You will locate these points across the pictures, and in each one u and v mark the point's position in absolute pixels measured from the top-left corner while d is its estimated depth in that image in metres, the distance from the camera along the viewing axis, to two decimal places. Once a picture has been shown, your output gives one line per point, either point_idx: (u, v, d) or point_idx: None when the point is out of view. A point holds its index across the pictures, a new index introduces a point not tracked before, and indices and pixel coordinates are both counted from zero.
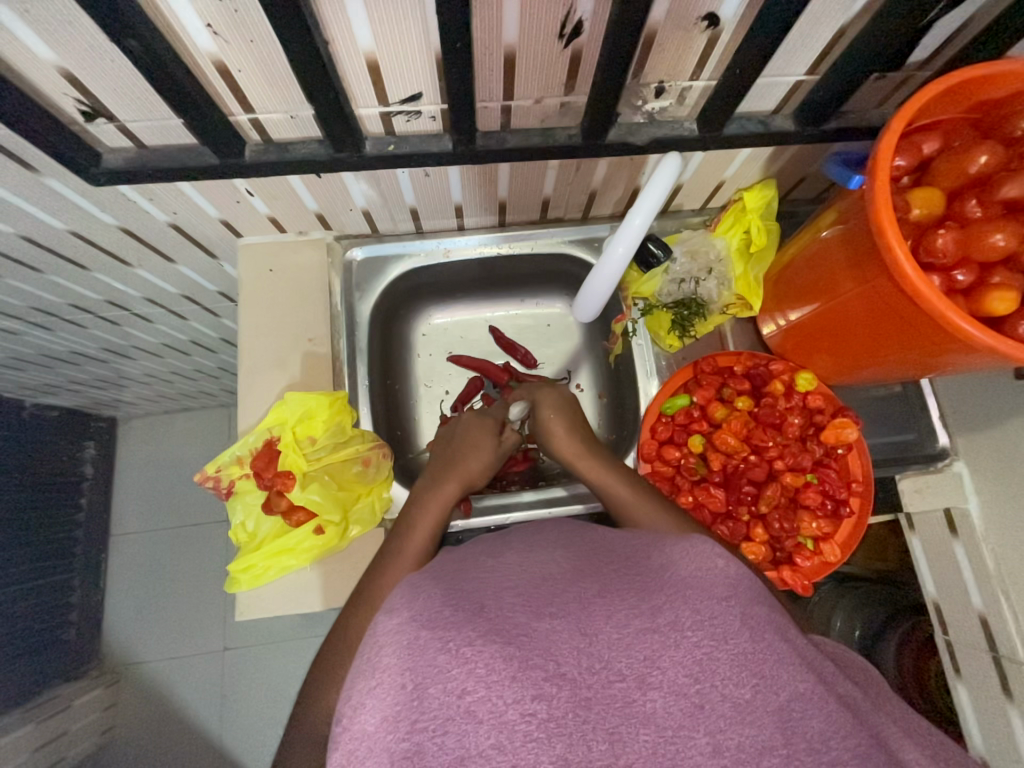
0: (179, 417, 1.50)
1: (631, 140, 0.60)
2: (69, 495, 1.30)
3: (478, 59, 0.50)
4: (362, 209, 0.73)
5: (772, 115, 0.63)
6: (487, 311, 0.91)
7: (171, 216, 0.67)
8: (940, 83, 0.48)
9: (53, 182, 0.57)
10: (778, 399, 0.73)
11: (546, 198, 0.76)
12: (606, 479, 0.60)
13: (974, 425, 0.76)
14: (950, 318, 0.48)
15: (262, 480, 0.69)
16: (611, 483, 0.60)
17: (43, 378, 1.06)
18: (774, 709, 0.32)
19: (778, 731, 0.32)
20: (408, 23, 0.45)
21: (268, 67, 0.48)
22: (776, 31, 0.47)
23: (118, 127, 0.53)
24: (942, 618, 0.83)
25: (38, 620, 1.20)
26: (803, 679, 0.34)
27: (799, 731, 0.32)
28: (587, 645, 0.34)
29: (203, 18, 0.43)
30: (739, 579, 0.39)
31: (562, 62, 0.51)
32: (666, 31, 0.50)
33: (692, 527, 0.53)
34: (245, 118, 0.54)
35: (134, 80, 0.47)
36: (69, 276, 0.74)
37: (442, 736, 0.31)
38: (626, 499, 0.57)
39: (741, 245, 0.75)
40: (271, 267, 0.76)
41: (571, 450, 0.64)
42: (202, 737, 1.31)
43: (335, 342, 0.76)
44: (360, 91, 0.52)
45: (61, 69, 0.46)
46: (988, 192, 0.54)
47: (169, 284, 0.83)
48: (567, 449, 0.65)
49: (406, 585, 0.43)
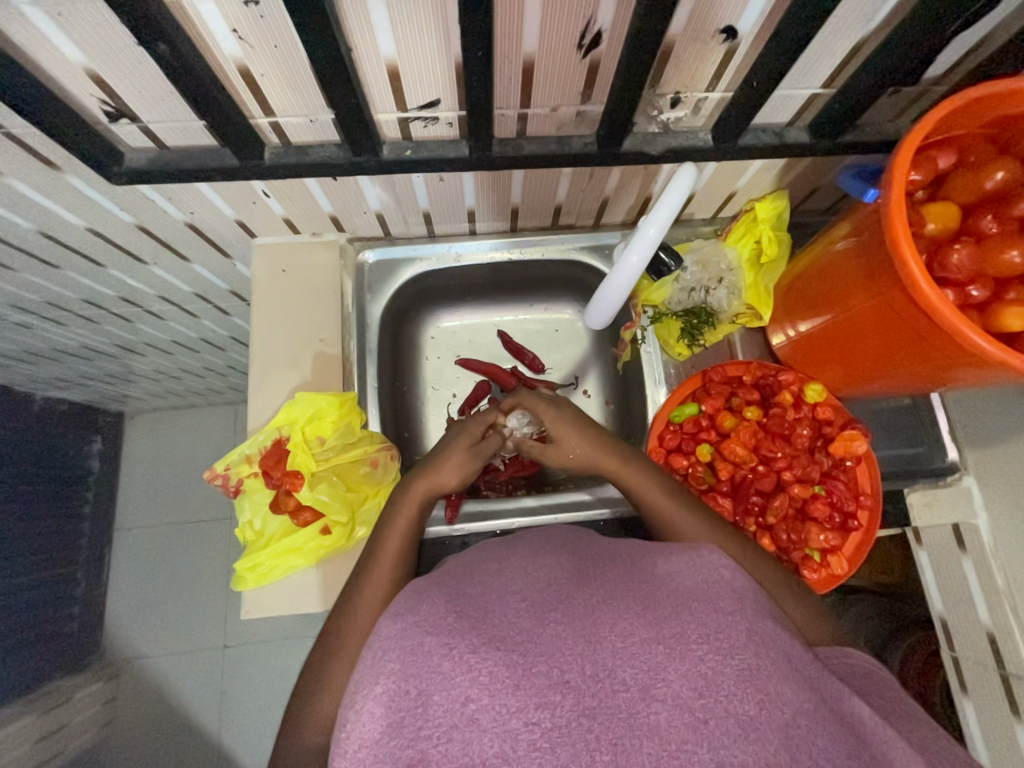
0: (186, 414, 1.50)
1: (646, 149, 0.61)
2: (75, 489, 1.31)
3: (498, 67, 0.50)
4: (376, 212, 0.74)
5: (787, 127, 0.64)
6: (496, 315, 0.91)
7: (188, 215, 0.67)
8: (958, 98, 0.48)
9: (74, 179, 0.58)
10: (787, 409, 0.73)
11: (559, 205, 0.76)
12: (640, 483, 0.60)
13: (983, 440, 0.76)
14: (963, 333, 0.48)
15: (270, 479, 0.70)
16: (645, 487, 0.60)
17: (54, 372, 1.07)
18: (777, 727, 0.32)
19: (782, 748, 0.31)
20: (431, 31, 0.45)
21: (290, 72, 0.49)
22: (795, 44, 0.47)
23: (140, 128, 0.54)
24: (948, 634, 0.83)
25: (42, 613, 1.20)
26: (809, 696, 0.34)
27: (805, 749, 0.31)
28: (591, 652, 0.34)
29: (229, 23, 0.43)
30: (746, 593, 0.39)
31: (581, 71, 0.52)
32: (685, 42, 0.50)
33: (716, 536, 0.55)
34: (265, 121, 0.55)
35: (158, 82, 0.48)
36: (84, 272, 0.75)
37: (446, 744, 0.32)
38: (665, 505, 0.58)
39: (753, 255, 0.77)
40: (284, 268, 0.77)
41: (588, 452, 0.63)
42: (200, 734, 1.31)
43: (346, 343, 0.76)
44: (380, 96, 0.53)
45: (88, 71, 0.46)
46: (1004, 208, 0.54)
47: (182, 282, 0.84)
48: (585, 451, 0.63)
49: (412, 588, 0.43)
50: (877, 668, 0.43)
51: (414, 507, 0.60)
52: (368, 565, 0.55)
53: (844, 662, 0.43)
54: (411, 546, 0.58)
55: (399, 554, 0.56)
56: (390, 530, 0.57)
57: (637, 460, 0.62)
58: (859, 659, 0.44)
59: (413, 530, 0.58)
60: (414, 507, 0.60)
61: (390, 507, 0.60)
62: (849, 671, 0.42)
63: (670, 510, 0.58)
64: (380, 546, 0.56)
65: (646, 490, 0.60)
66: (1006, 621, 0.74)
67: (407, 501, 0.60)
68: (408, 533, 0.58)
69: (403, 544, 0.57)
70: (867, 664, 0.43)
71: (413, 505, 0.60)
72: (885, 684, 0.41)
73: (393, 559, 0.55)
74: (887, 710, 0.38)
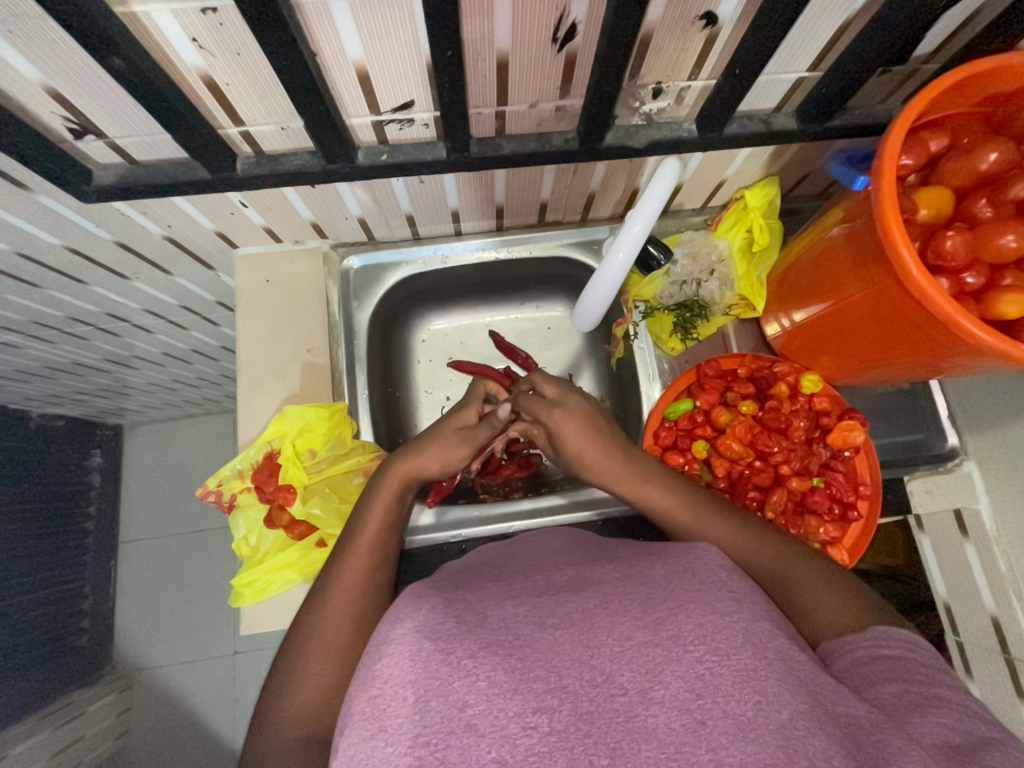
0: (183, 424, 1.50)
1: (630, 142, 0.59)
2: (77, 504, 1.30)
3: (470, 65, 0.49)
4: (358, 217, 0.72)
5: (774, 114, 0.62)
6: (487, 315, 0.90)
7: (166, 229, 0.66)
8: (940, 83, 0.47)
9: (45, 199, 0.57)
10: (783, 402, 0.73)
11: (544, 202, 0.75)
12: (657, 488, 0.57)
13: (983, 424, 0.75)
14: (959, 323, 0.47)
15: (262, 493, 0.69)
16: (665, 497, 0.57)
17: (48, 389, 1.06)
18: (775, 728, 0.31)
19: (780, 749, 0.30)
20: (398, 30, 0.44)
21: (256, 80, 0.47)
22: (775, 29, 0.46)
23: (107, 144, 0.52)
24: (952, 619, 0.82)
25: (51, 628, 1.20)
26: (806, 695, 0.33)
27: (804, 749, 0.30)
28: (589, 657, 0.34)
29: (188, 33, 0.42)
30: (743, 594, 0.38)
31: (557, 65, 0.50)
32: (664, 30, 0.48)
33: (739, 531, 0.53)
34: (235, 131, 0.54)
35: (121, 97, 0.47)
36: (68, 291, 0.74)
37: (443, 751, 0.30)
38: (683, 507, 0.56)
39: (744, 245, 0.75)
40: (268, 277, 0.76)
41: (591, 453, 0.58)
42: (215, 739, 1.31)
43: (335, 352, 0.75)
44: (352, 101, 0.52)
45: (48, 89, 0.45)
46: (999, 191, 0.52)
47: (167, 295, 0.83)
48: (588, 452, 0.59)
49: (410, 593, 0.42)
50: (914, 652, 0.41)
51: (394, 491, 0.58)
52: (345, 546, 0.54)
53: (878, 650, 0.42)
54: (393, 530, 0.57)
55: (380, 534, 0.55)
56: (368, 518, 0.56)
57: (653, 471, 0.59)
58: (893, 645, 0.42)
59: (393, 517, 0.57)
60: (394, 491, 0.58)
61: (371, 488, 0.59)
62: (883, 663, 0.40)
63: (702, 515, 0.55)
64: (360, 526, 0.55)
65: (670, 503, 0.56)
66: (1009, 605, 0.74)
67: (386, 484, 0.58)
68: (387, 519, 0.56)
69: (381, 530, 0.56)
70: (905, 649, 0.41)
71: (394, 490, 0.58)
72: (921, 671, 0.39)
73: (370, 546, 0.54)
74: (914, 698, 0.37)
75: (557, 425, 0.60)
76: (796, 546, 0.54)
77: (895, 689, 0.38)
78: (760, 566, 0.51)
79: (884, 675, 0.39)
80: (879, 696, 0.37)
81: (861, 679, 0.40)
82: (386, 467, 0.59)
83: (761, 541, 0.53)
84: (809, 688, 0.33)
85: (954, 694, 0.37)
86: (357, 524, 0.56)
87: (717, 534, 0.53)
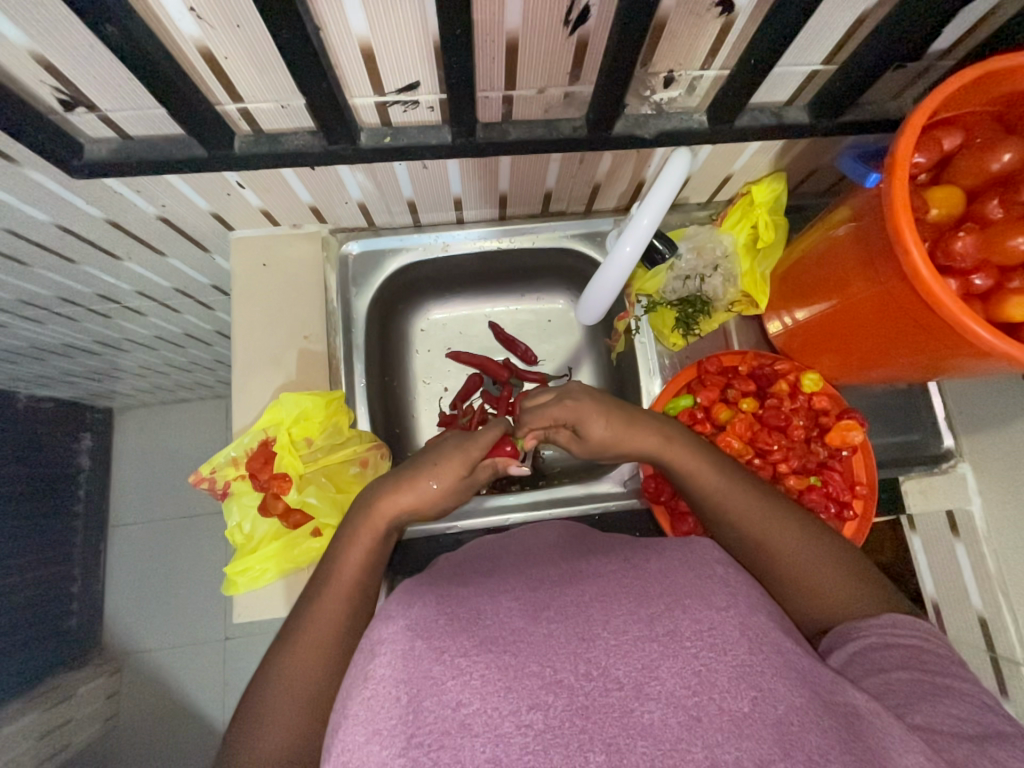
0: (174, 409, 1.48)
1: (638, 132, 0.58)
2: (66, 488, 1.28)
3: (478, 46, 0.48)
4: (358, 202, 0.71)
5: (785, 106, 0.61)
6: (487, 306, 0.89)
7: (159, 208, 0.65)
8: (957, 78, 0.46)
9: (34, 174, 0.55)
10: (783, 399, 0.72)
11: (549, 190, 0.74)
12: (685, 461, 0.56)
13: (978, 425, 0.76)
14: (966, 325, 0.46)
15: (257, 481, 0.68)
16: (694, 465, 0.55)
17: (35, 369, 1.04)
18: (772, 724, 0.30)
19: (777, 745, 0.29)
20: (404, 6, 0.42)
21: (256, 54, 0.46)
22: (793, 16, 0.45)
23: (99, 117, 0.51)
24: (940, 618, 0.81)
25: (38, 611, 1.19)
26: (803, 688, 0.32)
27: (799, 746, 0.29)
28: (585, 650, 0.33)
29: (186, 1, 0.40)
30: (739, 587, 0.37)
31: (568, 48, 0.49)
32: (680, 16, 0.47)
33: (763, 515, 0.51)
34: (234, 107, 0.52)
35: (113, 68, 0.45)
36: (57, 270, 0.72)
37: (437, 752, 0.30)
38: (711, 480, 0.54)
39: (749, 240, 0.74)
40: (264, 261, 0.74)
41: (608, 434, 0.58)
42: (204, 723, 1.31)
43: (332, 340, 0.74)
44: (355, 79, 0.50)
45: (36, 56, 0.43)
46: (1011, 192, 0.51)
47: (160, 277, 0.81)
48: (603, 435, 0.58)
49: (402, 589, 0.41)
50: (926, 641, 0.40)
51: (377, 530, 0.55)
52: (323, 584, 0.52)
53: (892, 635, 0.41)
54: (372, 570, 0.54)
55: (363, 573, 0.53)
56: (347, 557, 0.53)
57: (678, 436, 0.58)
58: (908, 634, 0.41)
59: (374, 557, 0.54)
60: (377, 532, 0.55)
61: (350, 523, 0.56)
62: (893, 648, 0.40)
63: (720, 488, 0.53)
64: (338, 563, 0.53)
65: (694, 468, 0.55)
66: (998, 607, 0.73)
67: (367, 526, 0.55)
68: (365, 562, 0.53)
69: (360, 576, 0.53)
70: (915, 638, 0.41)
71: (379, 532, 0.55)
72: (934, 662, 0.38)
73: (348, 588, 0.52)
74: (924, 689, 0.36)
75: (572, 415, 0.59)
76: (814, 529, 0.51)
77: (906, 678, 0.37)
78: (777, 554, 0.49)
79: (895, 663, 0.39)
80: (884, 686, 0.37)
81: (867, 668, 0.39)
82: (370, 507, 0.56)
83: (782, 526, 0.51)
84: (806, 682, 0.33)
85: (966, 687, 0.37)
86: (341, 551, 0.54)
87: (732, 517, 0.52)
